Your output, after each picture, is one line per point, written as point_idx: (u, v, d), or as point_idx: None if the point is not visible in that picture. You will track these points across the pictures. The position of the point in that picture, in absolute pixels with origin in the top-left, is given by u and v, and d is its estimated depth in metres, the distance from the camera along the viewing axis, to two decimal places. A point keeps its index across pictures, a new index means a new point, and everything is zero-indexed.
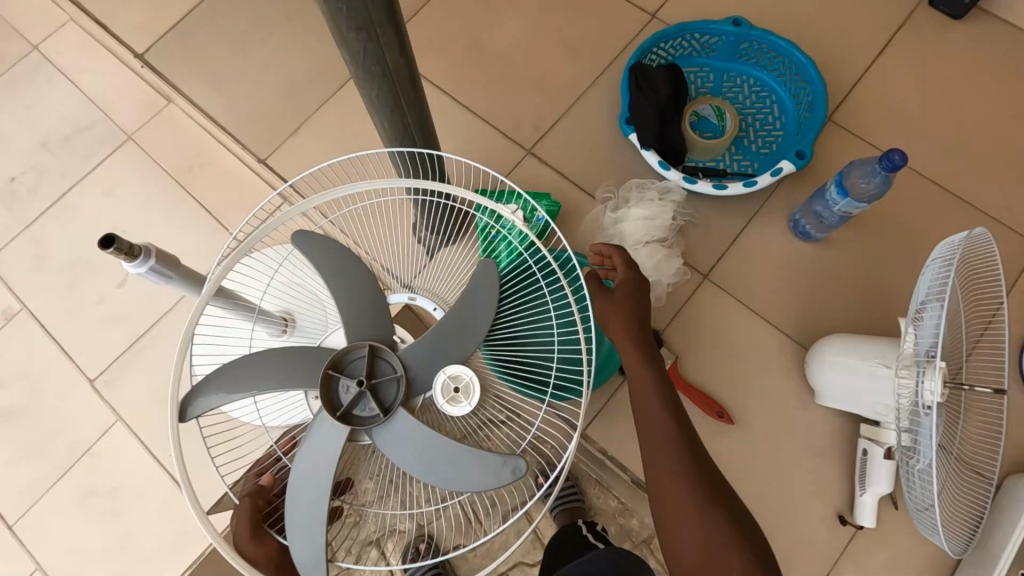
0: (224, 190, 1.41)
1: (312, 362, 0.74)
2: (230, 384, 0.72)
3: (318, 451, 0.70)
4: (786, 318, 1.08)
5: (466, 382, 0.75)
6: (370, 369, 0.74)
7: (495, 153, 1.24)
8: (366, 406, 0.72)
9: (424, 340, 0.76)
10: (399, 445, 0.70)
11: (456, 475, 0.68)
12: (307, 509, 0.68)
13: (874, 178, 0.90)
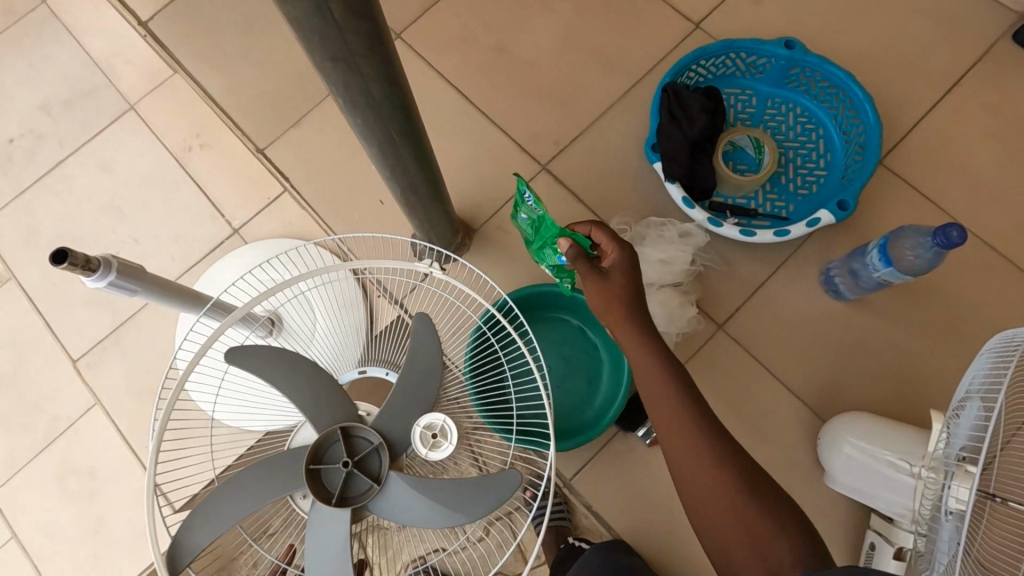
0: (223, 173, 1.34)
1: (284, 472, 0.65)
2: (214, 519, 0.62)
3: (326, 547, 0.64)
4: (803, 384, 0.99)
5: (442, 427, 0.71)
6: (350, 449, 0.69)
7: (507, 165, 1.14)
8: (359, 482, 0.67)
9: (387, 406, 0.70)
10: (402, 507, 0.65)
11: (451, 516, 0.64)
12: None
13: (927, 251, 0.79)
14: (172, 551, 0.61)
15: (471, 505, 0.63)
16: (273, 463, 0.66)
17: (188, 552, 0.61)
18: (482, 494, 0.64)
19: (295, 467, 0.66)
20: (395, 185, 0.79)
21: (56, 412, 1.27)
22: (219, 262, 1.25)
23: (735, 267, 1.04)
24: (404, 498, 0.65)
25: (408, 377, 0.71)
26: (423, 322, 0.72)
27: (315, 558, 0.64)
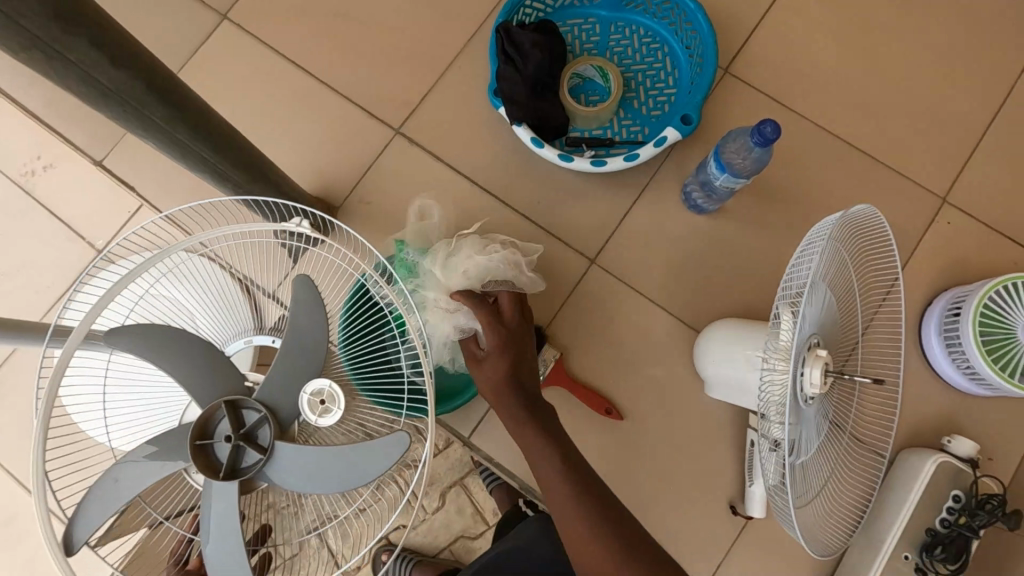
0: (75, 192, 1.26)
1: (169, 447, 0.62)
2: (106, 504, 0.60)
3: (214, 522, 0.62)
4: (677, 302, 1.01)
5: (330, 392, 0.69)
6: (237, 421, 0.66)
7: (359, 135, 1.10)
8: (248, 455, 0.65)
9: (277, 370, 0.66)
10: (294, 475, 0.64)
11: (342, 474, 0.63)
12: (229, 558, 0.62)
13: (752, 152, 0.81)
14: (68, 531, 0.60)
15: (362, 459, 0.62)
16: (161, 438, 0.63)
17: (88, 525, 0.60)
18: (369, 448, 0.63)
19: (179, 443, 0.63)
20: (204, 172, 0.76)
21: None
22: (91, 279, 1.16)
23: (598, 200, 1.05)
24: (293, 463, 0.63)
25: (298, 354, 0.67)
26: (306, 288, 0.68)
27: (209, 531, 0.62)
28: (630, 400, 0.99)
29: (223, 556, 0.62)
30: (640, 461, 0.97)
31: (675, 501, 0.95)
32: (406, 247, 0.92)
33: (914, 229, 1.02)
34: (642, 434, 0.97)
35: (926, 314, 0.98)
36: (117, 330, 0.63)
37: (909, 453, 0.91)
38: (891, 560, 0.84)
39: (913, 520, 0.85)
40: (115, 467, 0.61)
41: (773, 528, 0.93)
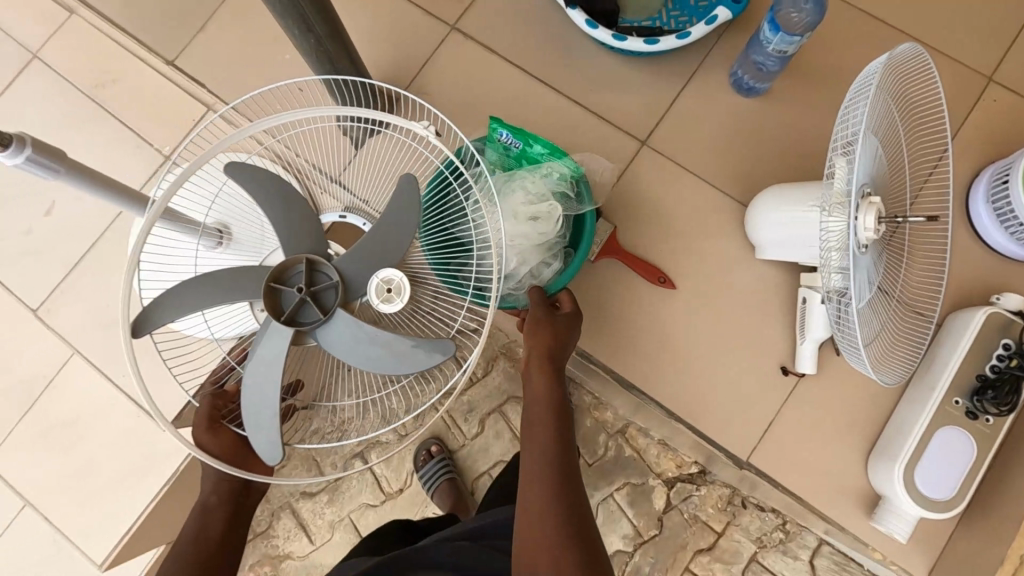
0: (140, 101, 1.33)
1: (243, 284, 0.69)
2: (175, 309, 0.68)
3: (259, 357, 0.67)
4: (726, 180, 1.05)
5: (398, 284, 0.70)
6: (310, 279, 0.70)
7: (416, 32, 1.15)
8: (308, 312, 0.69)
9: (357, 247, 0.70)
10: (340, 344, 0.68)
11: (381, 358, 0.68)
12: (256, 403, 0.67)
13: (808, 3, 0.84)
14: (138, 321, 0.67)
15: (405, 353, 0.67)
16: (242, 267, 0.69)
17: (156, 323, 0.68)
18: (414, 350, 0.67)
19: (254, 280, 0.69)
20: (290, 21, 0.81)
21: (32, 371, 1.38)
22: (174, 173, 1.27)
23: (648, 87, 1.09)
24: (347, 335, 0.68)
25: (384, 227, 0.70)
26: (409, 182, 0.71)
27: (252, 367, 0.67)
28: (680, 272, 1.03)
29: (254, 394, 0.67)
30: (691, 328, 1.01)
31: (725, 365, 0.99)
32: (500, 128, 0.89)
33: (959, 108, 1.04)
34: (692, 302, 1.01)
35: (973, 186, 1.00)
36: (235, 163, 0.69)
37: (957, 315, 0.94)
38: (942, 405, 0.87)
39: (964, 366, 0.87)
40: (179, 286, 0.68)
41: (825, 387, 0.97)
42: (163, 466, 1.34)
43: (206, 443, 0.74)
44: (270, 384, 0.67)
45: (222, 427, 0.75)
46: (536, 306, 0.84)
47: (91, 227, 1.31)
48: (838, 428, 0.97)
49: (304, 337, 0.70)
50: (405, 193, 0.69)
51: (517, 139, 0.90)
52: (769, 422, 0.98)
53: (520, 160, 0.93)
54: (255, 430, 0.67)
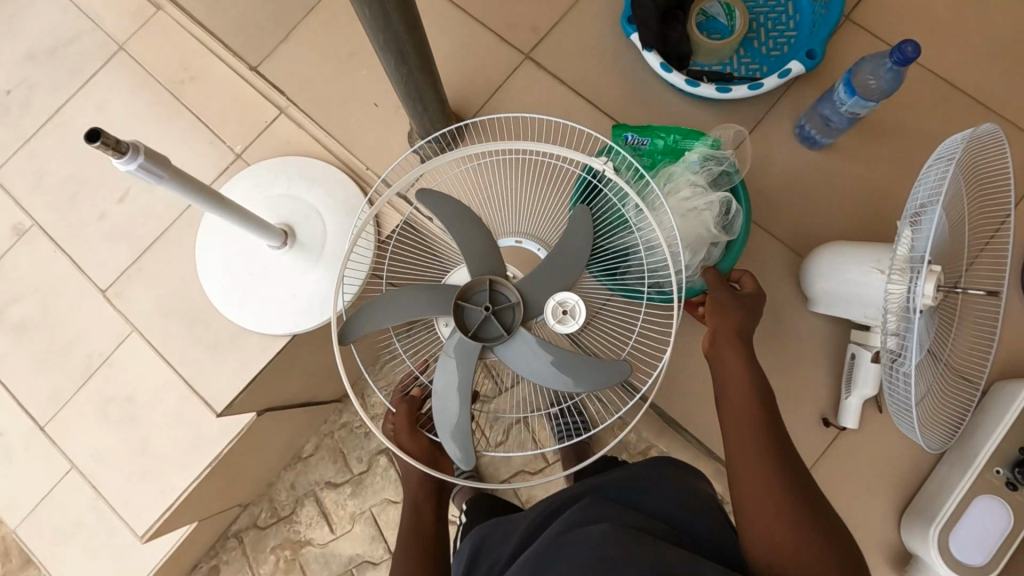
0: (217, 100, 1.39)
1: (434, 302, 0.89)
2: (376, 319, 0.89)
3: (453, 366, 0.86)
4: (784, 228, 1.07)
5: (572, 306, 0.88)
6: (492, 298, 0.89)
7: (491, 58, 1.19)
8: (491, 328, 0.88)
9: (534, 273, 0.89)
10: (526, 362, 0.85)
11: (561, 376, 0.84)
12: (448, 410, 0.85)
13: (885, 73, 0.86)
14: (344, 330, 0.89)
15: (581, 372, 0.83)
16: (435, 289, 0.89)
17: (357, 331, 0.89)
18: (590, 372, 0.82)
19: (445, 299, 0.89)
20: (388, 55, 0.85)
21: (94, 346, 1.45)
22: (243, 170, 1.32)
23: (715, 131, 1.11)
24: (525, 348, 0.85)
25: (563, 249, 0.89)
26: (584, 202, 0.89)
27: (447, 376, 0.85)
28: None
29: (450, 397, 0.85)
30: None
31: None
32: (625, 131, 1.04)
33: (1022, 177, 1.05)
34: None
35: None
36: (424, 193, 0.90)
37: (1005, 385, 0.95)
38: (982, 474, 0.88)
39: (1008, 438, 0.88)
40: (384, 301, 0.89)
41: (864, 442, 0.99)
42: (207, 449, 1.40)
43: (408, 446, 0.98)
44: (461, 390, 0.85)
45: (420, 432, 1.00)
46: (717, 290, 0.92)
47: (162, 217, 1.37)
48: (872, 483, 0.99)
49: (488, 352, 0.88)
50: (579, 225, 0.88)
51: (645, 138, 1.04)
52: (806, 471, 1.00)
53: (655, 154, 1.05)
54: (448, 434, 0.84)
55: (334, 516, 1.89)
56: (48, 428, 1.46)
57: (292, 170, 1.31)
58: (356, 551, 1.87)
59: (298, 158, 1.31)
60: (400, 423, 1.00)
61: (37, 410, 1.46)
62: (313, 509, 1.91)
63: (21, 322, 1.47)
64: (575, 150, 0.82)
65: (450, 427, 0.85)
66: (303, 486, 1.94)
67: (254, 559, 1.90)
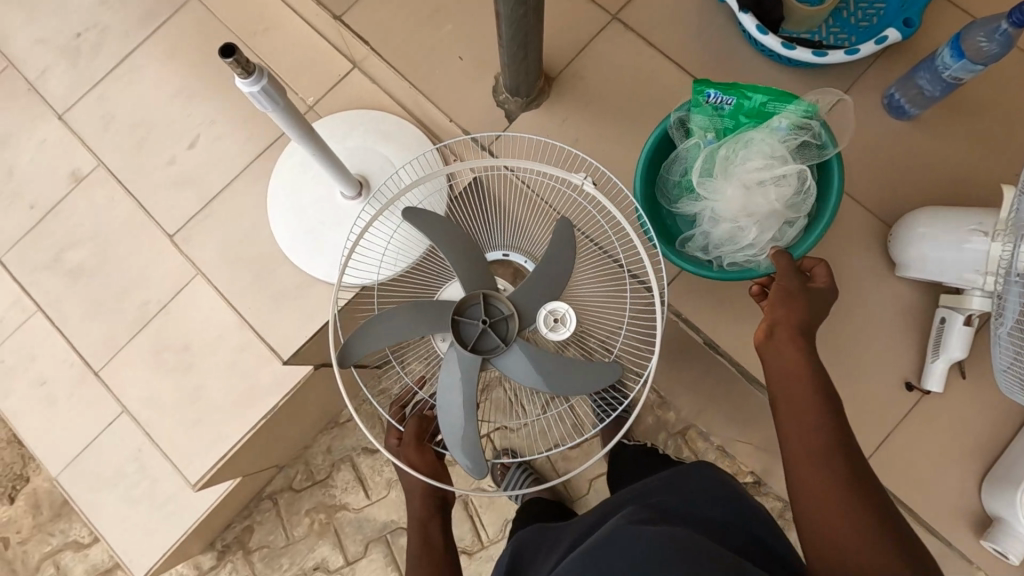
0: (292, 54, 1.40)
1: (428, 317, 0.91)
2: (373, 341, 0.91)
3: (452, 382, 0.89)
4: (868, 196, 1.08)
5: (563, 314, 0.92)
6: (487, 311, 0.92)
7: (577, 17, 1.19)
8: (489, 339, 0.91)
9: (525, 288, 0.91)
10: (522, 369, 0.89)
11: (560, 383, 0.87)
12: (454, 423, 0.89)
13: (995, 40, 0.87)
14: (343, 353, 0.90)
15: (579, 379, 0.87)
16: (427, 307, 0.91)
17: (356, 352, 0.91)
18: (586, 377, 0.87)
19: (440, 314, 0.91)
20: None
21: (150, 294, 1.45)
22: (327, 118, 1.33)
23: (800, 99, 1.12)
24: (524, 360, 0.88)
25: (551, 264, 0.91)
26: (565, 224, 0.91)
27: (445, 391, 0.89)
28: None
29: (452, 407, 0.89)
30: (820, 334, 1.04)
31: (850, 374, 1.03)
32: (707, 88, 0.95)
33: None
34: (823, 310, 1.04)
35: None
36: (413, 212, 0.91)
37: None
38: None
39: None
40: (377, 318, 0.91)
41: (945, 411, 1.00)
42: (263, 400, 1.39)
43: (415, 459, 0.98)
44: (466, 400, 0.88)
45: (426, 447, 1.00)
46: (783, 275, 0.81)
47: (232, 165, 1.39)
48: (951, 450, 0.99)
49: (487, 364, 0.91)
50: (564, 238, 0.91)
51: (730, 97, 0.95)
52: (885, 436, 1.01)
53: (739, 116, 0.96)
54: (457, 448, 0.89)
55: (370, 482, 1.89)
56: (101, 373, 1.46)
57: (370, 125, 1.31)
58: (390, 518, 1.88)
59: (374, 112, 1.32)
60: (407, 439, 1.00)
61: (92, 354, 1.46)
62: (348, 474, 1.91)
63: (77, 266, 1.47)
64: (551, 164, 0.87)
65: (458, 444, 0.89)
66: (338, 452, 1.93)
67: (288, 521, 1.90)
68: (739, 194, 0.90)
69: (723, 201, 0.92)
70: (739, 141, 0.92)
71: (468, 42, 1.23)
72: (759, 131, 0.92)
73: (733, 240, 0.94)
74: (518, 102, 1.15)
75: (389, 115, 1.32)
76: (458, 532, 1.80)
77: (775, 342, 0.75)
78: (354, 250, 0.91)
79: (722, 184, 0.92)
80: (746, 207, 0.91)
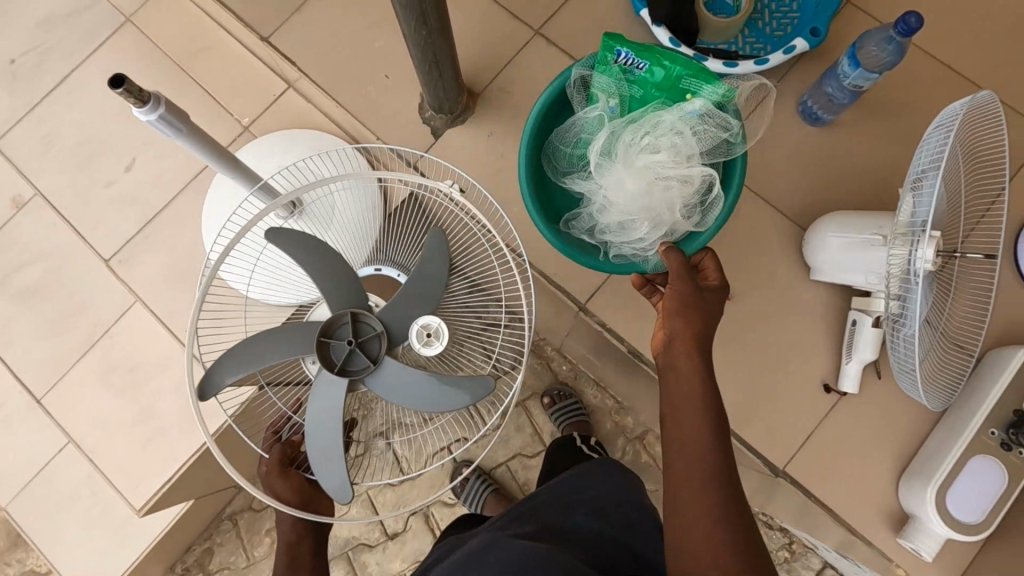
0: (228, 75, 1.41)
1: (295, 340, 0.94)
2: (232, 367, 0.92)
3: (322, 403, 0.92)
4: (786, 202, 1.10)
5: (436, 328, 0.96)
6: (355, 330, 0.95)
7: (502, 33, 1.20)
8: (357, 359, 0.94)
9: (394, 303, 0.95)
10: (394, 385, 0.93)
11: (429, 396, 0.92)
12: (322, 445, 0.92)
13: (887, 46, 0.89)
14: (204, 382, 0.91)
15: (447, 393, 0.91)
16: (289, 329, 0.94)
17: (216, 383, 0.92)
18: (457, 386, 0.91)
19: (306, 336, 0.94)
20: (406, 14, 0.86)
21: (95, 318, 1.44)
22: (264, 136, 1.34)
23: None
24: (394, 373, 0.92)
25: (419, 280, 0.96)
26: (436, 235, 0.96)
27: (314, 412, 0.92)
28: (736, 285, 1.08)
29: (321, 428, 0.92)
30: (742, 340, 1.06)
31: (770, 378, 1.04)
32: (619, 46, 0.89)
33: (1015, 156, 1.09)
34: (744, 315, 1.06)
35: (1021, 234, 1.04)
36: (277, 233, 0.92)
37: (999, 351, 0.99)
38: (979, 434, 0.91)
39: (1004, 400, 0.91)
40: (242, 344, 0.93)
41: (863, 411, 1.02)
42: (208, 422, 1.39)
43: (278, 487, 0.98)
44: (335, 421, 0.91)
45: (290, 472, 1.00)
46: (678, 277, 0.79)
47: (169, 186, 1.42)
48: (871, 450, 1.01)
49: (356, 383, 0.94)
50: (433, 253, 0.96)
51: (642, 60, 0.90)
52: (806, 437, 1.02)
53: (649, 86, 0.92)
54: (323, 470, 0.92)
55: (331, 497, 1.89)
56: (45, 401, 1.44)
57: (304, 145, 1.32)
58: (353, 534, 1.79)
59: (309, 133, 1.33)
60: (269, 465, 1.00)
61: (36, 381, 1.45)
62: None
63: (20, 291, 1.46)
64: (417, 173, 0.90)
65: (324, 465, 0.92)
66: None
67: (249, 541, 1.88)
68: (636, 178, 0.88)
69: (617, 182, 0.89)
70: (646, 117, 0.89)
71: (394, 60, 1.23)
72: (669, 109, 0.89)
73: (618, 216, 0.92)
74: (442, 117, 1.17)
75: (324, 136, 1.33)
76: (419, 546, 1.80)
77: (674, 357, 0.73)
78: (214, 274, 0.86)
79: (619, 163, 0.89)
80: (643, 180, 0.88)
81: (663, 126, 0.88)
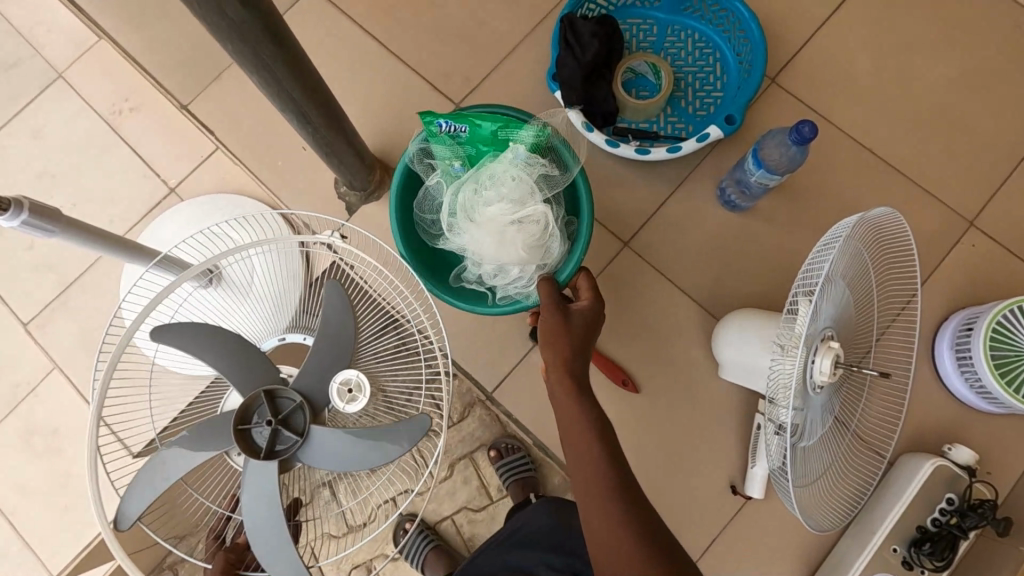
0: (157, 136, 1.38)
1: (209, 434, 0.75)
2: (152, 482, 0.73)
3: (252, 492, 0.74)
4: (703, 291, 1.07)
5: (358, 381, 0.79)
6: (274, 408, 0.78)
7: (421, 107, 1.18)
8: (284, 437, 0.77)
9: (302, 369, 0.79)
10: (324, 453, 0.75)
11: (363, 456, 0.74)
12: (263, 537, 0.73)
13: (790, 149, 0.87)
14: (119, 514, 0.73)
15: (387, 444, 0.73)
16: (195, 428, 0.75)
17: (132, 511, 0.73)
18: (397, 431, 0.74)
19: (223, 430, 0.75)
20: (290, 114, 0.84)
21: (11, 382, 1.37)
22: (189, 201, 1.32)
23: (635, 189, 1.11)
24: (325, 442, 0.75)
25: (324, 342, 0.79)
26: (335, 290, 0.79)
27: (248, 505, 0.73)
28: (649, 377, 1.05)
29: (259, 521, 0.73)
30: (653, 436, 1.03)
31: (679, 477, 1.01)
32: (436, 119, 0.86)
33: (937, 249, 1.06)
34: (655, 410, 1.03)
35: (939, 332, 1.02)
36: (166, 327, 0.75)
37: (909, 457, 0.96)
38: (880, 550, 0.89)
39: (906, 516, 0.89)
40: (160, 452, 0.73)
41: (768, 515, 0.99)
42: None
43: None
44: (271, 507, 0.73)
45: None
46: (547, 304, 0.80)
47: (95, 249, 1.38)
48: (776, 557, 0.99)
49: (290, 464, 0.77)
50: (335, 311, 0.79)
51: (462, 125, 0.88)
52: (711, 540, 1.00)
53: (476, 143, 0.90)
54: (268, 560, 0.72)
55: None
56: None
57: (228, 212, 1.30)
58: None
59: (233, 199, 1.31)
60: None
61: None
62: None
63: None
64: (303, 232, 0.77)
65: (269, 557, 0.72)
66: None
67: None
68: (485, 238, 0.84)
69: (474, 243, 0.86)
70: (479, 174, 0.87)
71: None
72: (496, 161, 0.86)
73: (500, 274, 0.89)
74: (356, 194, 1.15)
75: (247, 200, 1.30)
76: None
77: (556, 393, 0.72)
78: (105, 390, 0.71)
79: (470, 223, 0.86)
80: (497, 243, 0.84)
81: (491, 178, 0.86)
